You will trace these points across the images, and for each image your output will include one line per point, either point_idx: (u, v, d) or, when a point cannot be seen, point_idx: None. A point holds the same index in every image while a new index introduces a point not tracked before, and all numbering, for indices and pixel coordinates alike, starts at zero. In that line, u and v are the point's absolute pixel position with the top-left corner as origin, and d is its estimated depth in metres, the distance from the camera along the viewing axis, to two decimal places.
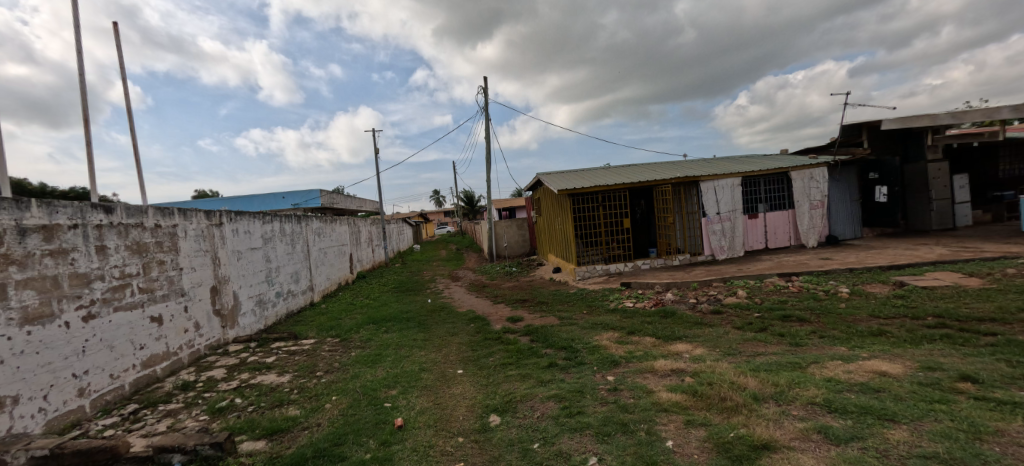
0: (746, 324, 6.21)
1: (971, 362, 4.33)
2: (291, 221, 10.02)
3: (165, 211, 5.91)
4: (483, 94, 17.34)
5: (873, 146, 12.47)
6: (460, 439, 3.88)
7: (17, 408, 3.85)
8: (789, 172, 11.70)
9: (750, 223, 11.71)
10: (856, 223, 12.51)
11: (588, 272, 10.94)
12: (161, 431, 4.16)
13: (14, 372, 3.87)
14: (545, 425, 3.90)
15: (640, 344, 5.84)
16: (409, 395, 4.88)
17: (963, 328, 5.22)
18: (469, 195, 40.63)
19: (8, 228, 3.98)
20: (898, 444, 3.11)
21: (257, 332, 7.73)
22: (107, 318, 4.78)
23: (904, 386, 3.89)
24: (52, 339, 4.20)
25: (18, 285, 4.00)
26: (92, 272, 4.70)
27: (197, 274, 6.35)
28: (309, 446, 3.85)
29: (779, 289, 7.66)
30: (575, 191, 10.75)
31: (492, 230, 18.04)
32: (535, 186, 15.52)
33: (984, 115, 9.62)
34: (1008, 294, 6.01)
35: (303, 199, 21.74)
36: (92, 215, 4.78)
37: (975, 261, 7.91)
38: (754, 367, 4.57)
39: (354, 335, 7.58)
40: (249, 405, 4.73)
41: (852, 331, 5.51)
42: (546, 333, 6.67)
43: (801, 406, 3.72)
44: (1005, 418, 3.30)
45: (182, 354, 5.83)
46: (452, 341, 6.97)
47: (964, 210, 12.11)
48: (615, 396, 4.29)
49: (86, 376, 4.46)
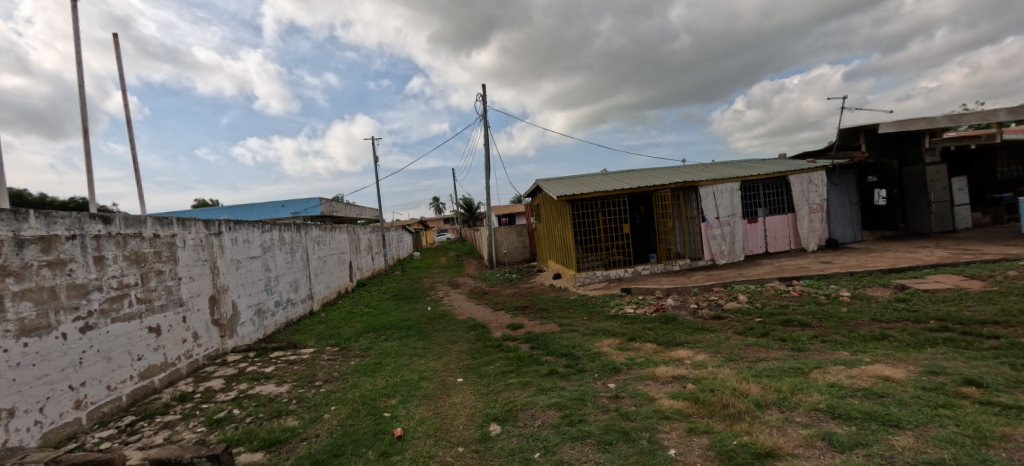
0: (748, 329, 6.19)
1: (975, 365, 4.30)
2: (290, 229, 9.98)
3: (164, 221, 5.88)
4: (483, 101, 17.49)
5: (872, 149, 12.48)
6: (460, 450, 3.84)
7: (12, 422, 3.80)
8: (787, 176, 11.71)
9: (750, 228, 11.73)
10: (855, 226, 12.53)
11: (588, 278, 10.93)
12: (158, 443, 4.12)
13: (10, 385, 3.83)
14: (546, 434, 3.86)
15: (641, 351, 5.80)
16: (409, 404, 4.84)
17: (965, 331, 5.19)
18: (469, 202, 40.70)
19: (5, 239, 3.97)
20: (903, 451, 3.07)
21: (256, 341, 7.66)
22: (105, 328, 4.74)
23: (908, 391, 3.85)
24: (49, 351, 4.17)
25: (14, 297, 3.98)
26: (90, 283, 4.67)
27: (196, 283, 6.32)
28: (307, 457, 3.83)
29: (779, 292, 7.66)
30: (575, 197, 10.71)
31: (492, 236, 17.92)
32: (535, 192, 15.47)
33: (980, 118, 9.63)
34: (1010, 296, 5.98)
35: (303, 207, 21.72)
36: (90, 225, 4.76)
37: (975, 263, 7.90)
38: (757, 373, 4.54)
39: (353, 343, 7.55)
40: (247, 416, 4.69)
41: (854, 336, 5.48)
42: (547, 340, 6.63)
43: (804, 413, 3.68)
44: (1011, 423, 3.26)
45: (180, 364, 5.78)
46: (452, 349, 6.93)
47: (963, 212, 12.14)
48: (616, 404, 4.27)
49: (83, 388, 4.42)
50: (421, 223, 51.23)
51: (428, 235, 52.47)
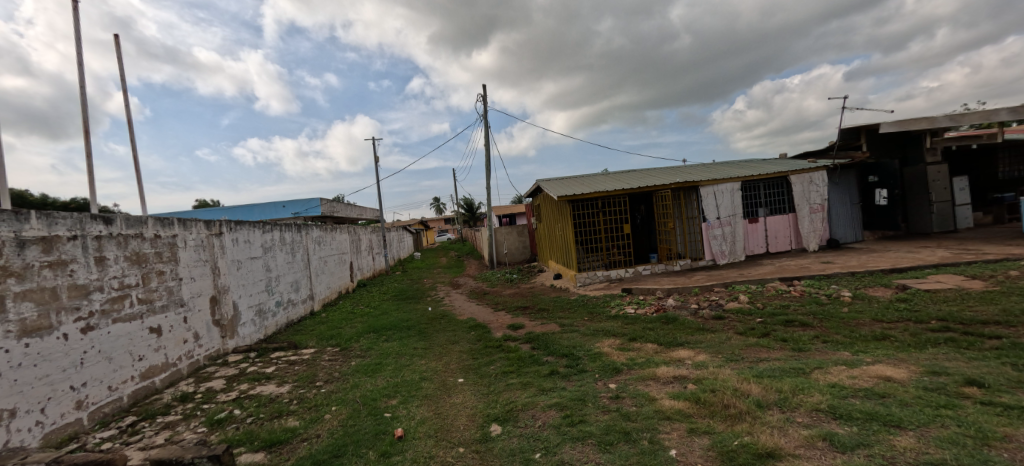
0: (748, 329, 6.18)
1: (977, 366, 4.29)
2: (290, 229, 9.98)
3: (164, 221, 5.89)
4: (484, 101, 17.48)
5: (873, 149, 12.46)
6: (461, 450, 3.84)
7: (14, 422, 3.81)
8: (788, 176, 11.69)
9: (750, 228, 11.72)
10: (856, 226, 12.51)
11: (589, 278, 10.93)
12: (159, 444, 4.12)
13: (12, 385, 3.83)
14: (547, 434, 3.86)
15: (642, 351, 5.79)
16: (409, 404, 4.83)
17: (967, 331, 5.18)
18: (469, 202, 40.71)
19: (7, 239, 3.98)
20: (905, 451, 3.07)
21: (257, 342, 7.67)
22: (106, 329, 4.74)
23: (910, 391, 3.84)
24: (50, 352, 4.17)
25: (16, 298, 3.98)
26: (92, 283, 4.68)
27: (197, 284, 6.33)
28: (308, 457, 3.83)
29: (780, 293, 7.64)
30: (575, 197, 10.71)
31: (492, 236, 17.91)
32: (535, 192, 15.49)
33: (982, 118, 9.61)
34: (1012, 296, 5.97)
35: (303, 208, 21.73)
36: (91, 226, 4.77)
37: (977, 263, 7.88)
38: (758, 373, 4.54)
39: (354, 344, 7.54)
40: (248, 417, 4.69)
41: (855, 336, 5.47)
42: (547, 340, 6.63)
43: (806, 413, 3.67)
44: (1012, 423, 3.25)
45: (181, 365, 5.78)
46: (453, 349, 6.92)
47: (964, 212, 12.11)
48: (617, 404, 4.26)
49: (84, 389, 4.42)
50: (421, 224, 51.20)
51: (428, 236, 52.30)
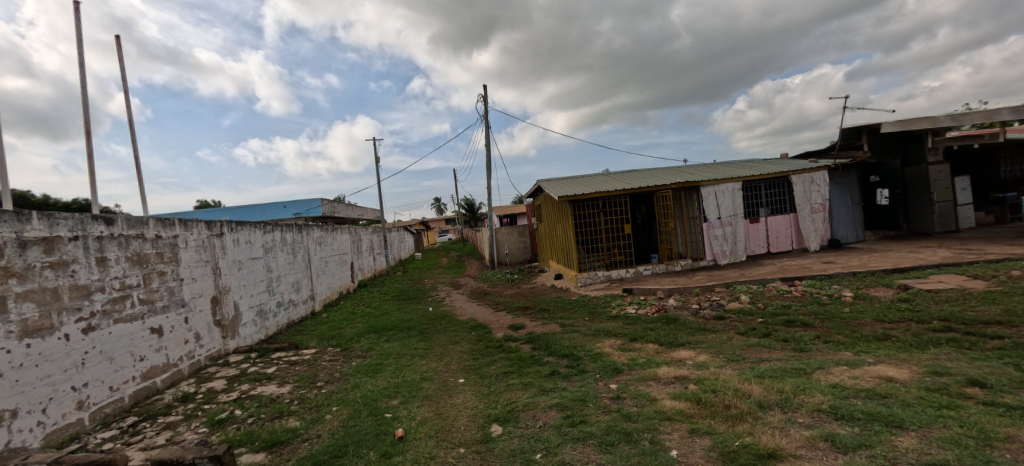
0: (749, 329, 6.17)
1: (979, 366, 4.28)
2: (291, 230, 9.98)
3: (165, 222, 5.89)
4: (484, 102, 17.47)
5: (874, 149, 12.44)
6: (462, 450, 3.84)
7: (15, 422, 3.82)
8: (789, 176, 11.67)
9: (751, 228, 11.70)
10: (858, 226, 12.49)
11: (589, 278, 10.93)
12: (160, 444, 4.12)
13: (14, 386, 3.84)
14: (548, 435, 3.85)
15: (643, 351, 5.79)
16: (410, 405, 4.83)
17: (969, 332, 5.17)
18: (469, 202, 40.70)
19: (8, 240, 3.98)
20: (907, 452, 3.06)
21: (258, 342, 7.67)
22: (107, 330, 4.75)
23: (912, 391, 3.84)
24: (52, 352, 4.18)
25: (17, 298, 3.99)
26: (93, 284, 4.68)
27: (198, 284, 6.34)
28: (309, 457, 3.83)
29: (782, 293, 7.63)
30: (576, 197, 10.70)
31: (493, 237, 17.89)
32: (535, 192, 15.52)
33: (983, 117, 9.58)
34: (1014, 296, 5.95)
35: (304, 208, 21.74)
36: (92, 226, 4.77)
37: (979, 263, 7.85)
38: (759, 373, 4.53)
39: (354, 344, 7.54)
40: (249, 417, 4.69)
41: (857, 336, 5.46)
42: (548, 341, 6.62)
43: (807, 414, 3.66)
44: (1015, 424, 3.24)
45: (182, 365, 5.79)
46: (453, 350, 6.91)
47: (966, 212, 12.08)
48: (618, 404, 4.26)
49: (85, 389, 4.43)
50: (422, 224, 51.20)
51: (428, 236, 51.93)
